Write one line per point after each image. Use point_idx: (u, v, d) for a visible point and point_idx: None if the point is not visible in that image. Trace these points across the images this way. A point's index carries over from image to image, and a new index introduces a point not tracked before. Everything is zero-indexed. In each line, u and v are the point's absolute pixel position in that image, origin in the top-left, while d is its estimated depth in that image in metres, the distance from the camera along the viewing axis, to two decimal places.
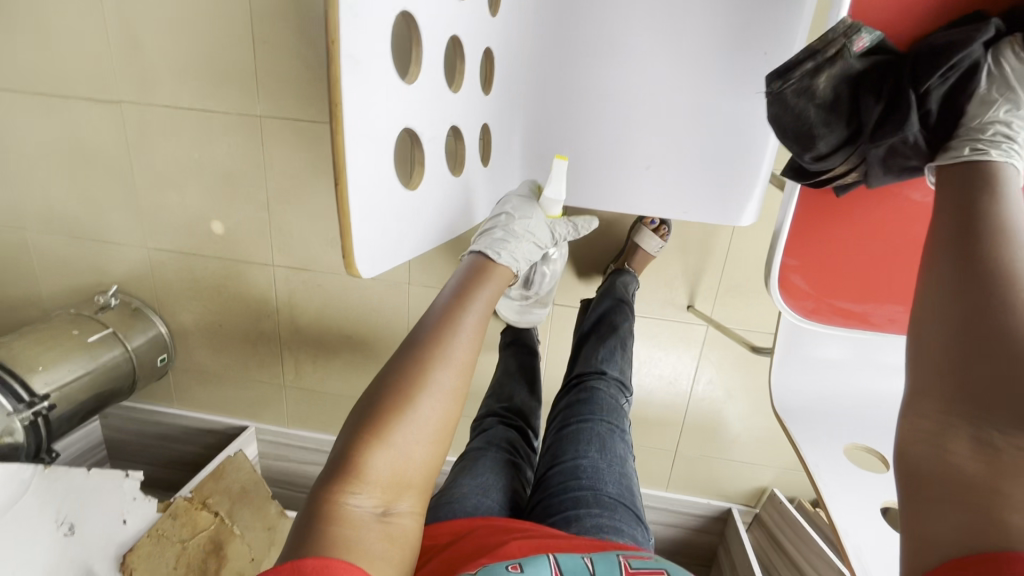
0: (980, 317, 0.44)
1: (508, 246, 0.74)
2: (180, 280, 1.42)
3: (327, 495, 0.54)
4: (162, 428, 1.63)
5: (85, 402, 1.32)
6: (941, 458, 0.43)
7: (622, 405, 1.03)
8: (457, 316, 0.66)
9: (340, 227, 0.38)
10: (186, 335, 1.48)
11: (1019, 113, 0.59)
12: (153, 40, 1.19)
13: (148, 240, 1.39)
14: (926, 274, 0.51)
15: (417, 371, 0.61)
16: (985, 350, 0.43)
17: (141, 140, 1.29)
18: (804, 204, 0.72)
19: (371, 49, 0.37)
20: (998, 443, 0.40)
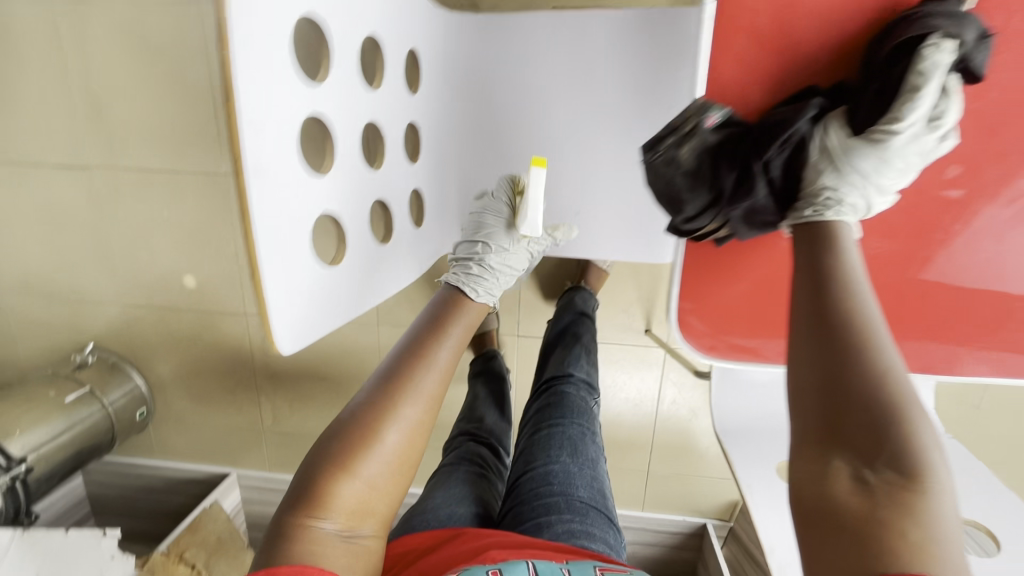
0: (845, 363, 0.49)
1: (485, 281, 0.77)
2: (155, 334, 1.45)
3: (295, 518, 0.56)
4: (145, 480, 1.64)
5: (64, 463, 1.34)
6: (827, 493, 0.45)
7: (592, 406, 1.07)
8: (429, 347, 0.68)
9: (259, 310, 0.42)
10: (164, 387, 1.51)
11: (845, 178, 0.62)
12: (119, 108, 1.25)
13: (122, 297, 1.43)
14: (796, 321, 0.55)
15: (387, 401, 0.63)
16: (853, 394, 0.47)
17: (112, 202, 1.34)
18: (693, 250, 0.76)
19: (279, 155, 0.42)
20: (872, 479, 0.44)
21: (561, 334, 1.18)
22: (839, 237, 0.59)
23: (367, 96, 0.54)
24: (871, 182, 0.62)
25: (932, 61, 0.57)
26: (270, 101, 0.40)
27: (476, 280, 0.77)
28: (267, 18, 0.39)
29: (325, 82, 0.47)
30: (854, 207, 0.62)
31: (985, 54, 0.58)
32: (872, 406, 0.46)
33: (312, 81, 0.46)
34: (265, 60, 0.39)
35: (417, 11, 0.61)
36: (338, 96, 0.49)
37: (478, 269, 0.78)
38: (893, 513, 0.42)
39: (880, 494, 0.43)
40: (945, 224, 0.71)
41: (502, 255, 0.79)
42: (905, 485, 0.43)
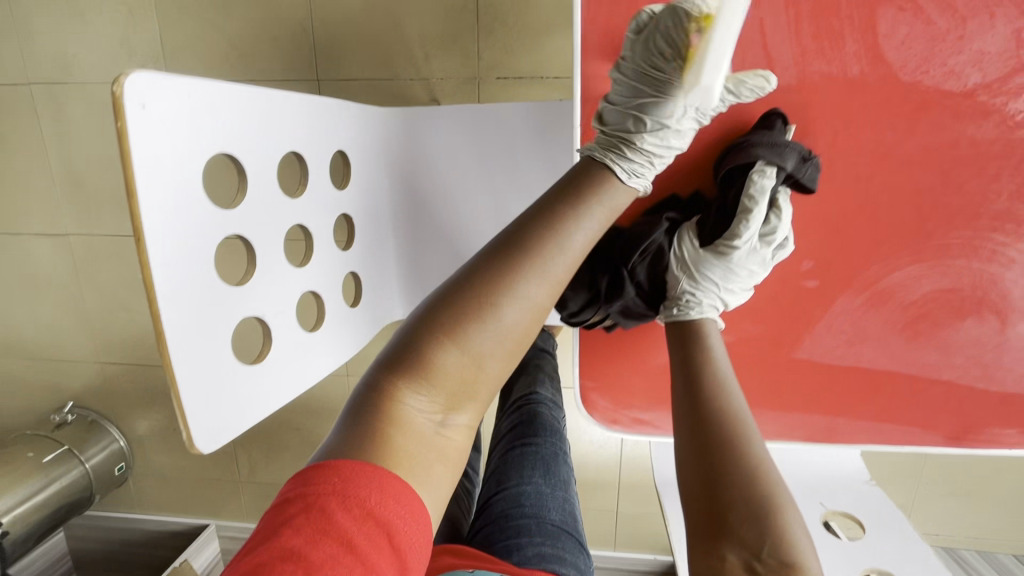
0: (724, 462, 0.57)
1: (638, 167, 0.68)
2: (133, 389, 1.49)
3: (397, 385, 0.56)
4: (126, 533, 1.66)
5: (42, 522, 1.37)
6: None
7: (560, 426, 1.12)
8: (560, 226, 0.62)
9: (176, 415, 0.47)
10: (143, 441, 1.54)
11: (699, 286, 0.73)
12: (96, 178, 1.31)
13: (100, 355, 1.47)
14: (681, 425, 0.63)
15: (505, 278, 0.59)
16: (732, 492, 0.54)
17: (89, 265, 1.39)
18: (590, 338, 0.84)
19: (194, 276, 0.47)
20: (758, 564, 0.51)
21: (524, 365, 1.24)
22: (708, 337, 0.71)
23: (289, 204, 0.60)
24: (726, 285, 0.73)
25: (758, 187, 0.69)
26: (183, 236, 0.46)
27: (630, 165, 0.68)
28: (178, 169, 0.45)
29: (239, 205, 0.53)
30: (712, 307, 0.73)
31: (810, 172, 0.71)
32: (752, 500, 0.53)
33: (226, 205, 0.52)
34: (175, 203, 0.45)
35: (343, 119, 0.68)
36: (256, 211, 0.55)
37: (631, 152, 0.68)
38: None
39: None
40: (811, 309, 0.79)
41: (660, 134, 0.70)
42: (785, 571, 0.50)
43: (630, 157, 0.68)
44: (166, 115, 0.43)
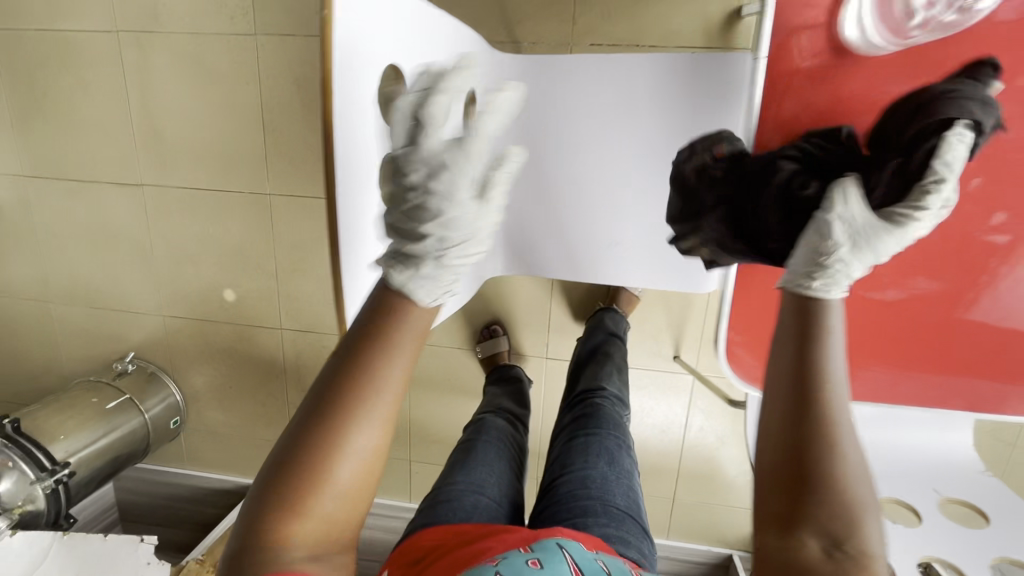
0: (816, 440, 0.51)
1: (440, 280, 0.54)
2: (193, 344, 1.50)
3: (248, 568, 0.48)
4: (175, 488, 1.67)
5: (104, 467, 1.38)
6: (798, 567, 0.48)
7: (624, 422, 1.05)
8: (372, 360, 0.51)
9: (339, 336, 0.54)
10: (198, 397, 1.54)
11: (850, 249, 0.61)
12: (174, 130, 1.31)
13: (164, 308, 1.48)
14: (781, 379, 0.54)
15: (322, 424, 0.50)
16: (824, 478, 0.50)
17: (160, 218, 1.40)
18: (740, 293, 0.84)
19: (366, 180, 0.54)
20: (838, 552, 0.48)
21: (594, 350, 1.19)
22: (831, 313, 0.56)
23: None
24: (865, 249, 0.62)
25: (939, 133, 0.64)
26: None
27: (438, 281, 0.54)
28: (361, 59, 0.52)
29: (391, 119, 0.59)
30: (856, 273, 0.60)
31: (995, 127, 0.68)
32: (835, 478, 0.50)
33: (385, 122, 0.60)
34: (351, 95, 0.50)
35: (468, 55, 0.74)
36: None
37: (430, 264, 0.54)
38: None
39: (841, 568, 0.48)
40: (992, 266, 0.76)
41: (459, 243, 0.56)
42: (861, 558, 0.48)
43: (437, 273, 0.54)
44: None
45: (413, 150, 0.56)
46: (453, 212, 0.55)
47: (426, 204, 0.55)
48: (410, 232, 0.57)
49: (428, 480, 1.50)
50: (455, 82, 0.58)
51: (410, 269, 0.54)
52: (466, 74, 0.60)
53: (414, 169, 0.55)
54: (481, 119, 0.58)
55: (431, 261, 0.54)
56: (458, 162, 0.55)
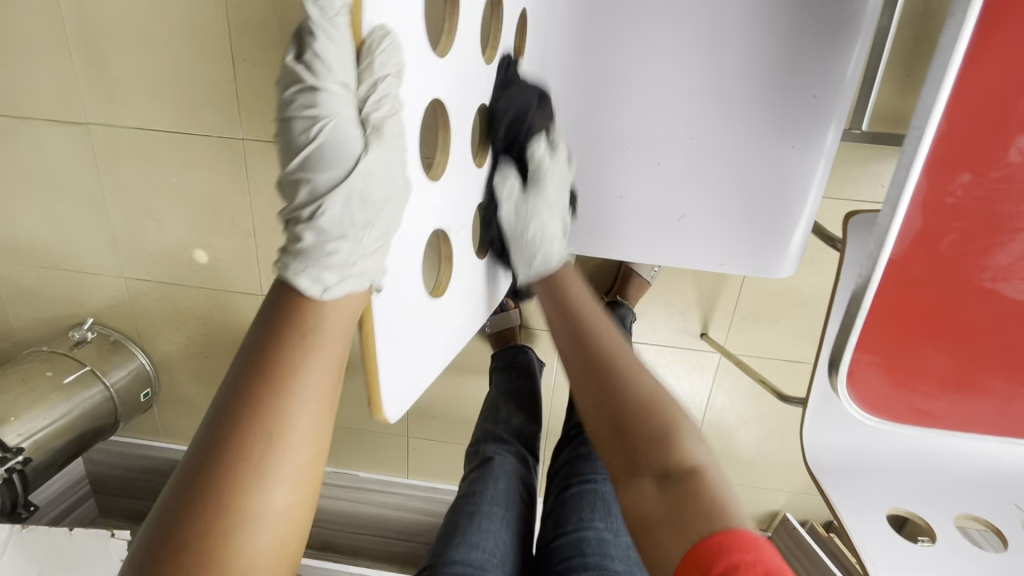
0: (615, 388, 0.63)
1: (339, 259, 0.47)
2: (161, 310, 1.33)
3: None
4: (151, 460, 1.55)
5: (65, 449, 1.24)
6: (640, 503, 0.57)
7: None
8: (276, 396, 0.44)
9: (369, 380, 0.51)
10: (170, 365, 1.39)
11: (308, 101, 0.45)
12: (121, 56, 1.08)
13: (126, 269, 1.29)
14: (578, 381, 0.67)
15: (222, 506, 0.43)
16: (621, 420, 0.62)
17: (111, 164, 1.19)
18: (884, 305, 0.65)
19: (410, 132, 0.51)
20: (668, 482, 0.56)
21: None
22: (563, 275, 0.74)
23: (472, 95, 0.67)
24: (553, 221, 0.73)
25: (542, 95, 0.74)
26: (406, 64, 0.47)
27: (321, 272, 0.47)
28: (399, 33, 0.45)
29: (446, 54, 0.54)
30: (553, 233, 0.72)
31: None
32: (646, 412, 0.61)
33: (435, 52, 0.54)
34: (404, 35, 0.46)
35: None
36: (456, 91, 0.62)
37: (310, 235, 0.48)
38: (687, 488, 0.55)
39: (674, 492, 0.55)
40: None
41: (341, 205, 0.47)
42: (688, 477, 0.56)
43: (311, 256, 0.47)
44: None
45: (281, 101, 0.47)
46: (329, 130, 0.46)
47: (312, 164, 0.47)
48: (291, 198, 0.49)
49: (428, 456, 1.41)
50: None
51: (289, 257, 0.48)
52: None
53: (290, 124, 0.47)
54: (371, 55, 0.44)
55: (310, 234, 0.48)
56: (336, 101, 0.46)
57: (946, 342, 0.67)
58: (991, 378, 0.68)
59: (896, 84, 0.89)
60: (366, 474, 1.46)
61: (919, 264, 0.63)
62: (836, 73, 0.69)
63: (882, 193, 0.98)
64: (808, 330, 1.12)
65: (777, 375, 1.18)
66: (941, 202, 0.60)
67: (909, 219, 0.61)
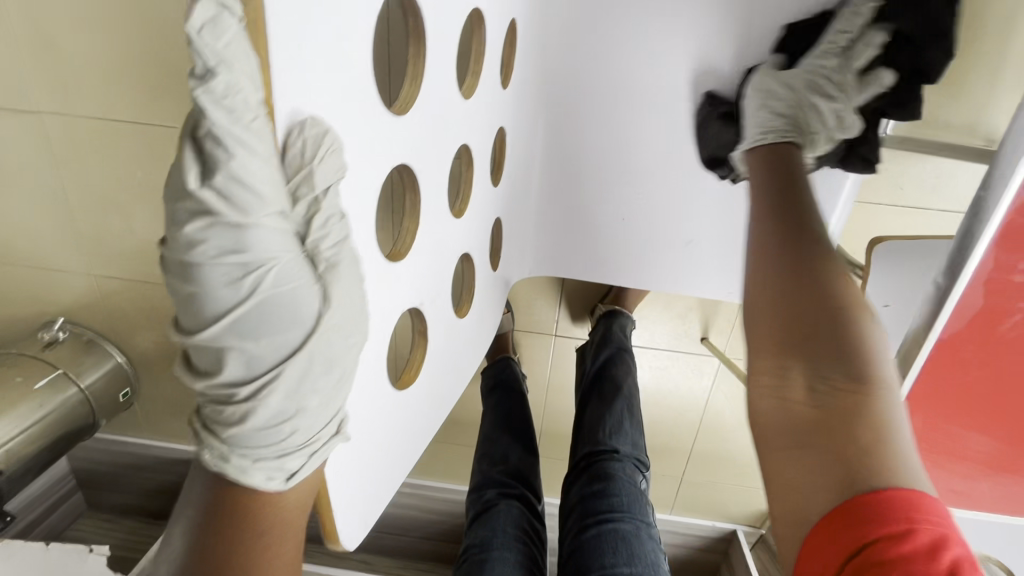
0: (822, 274, 0.56)
1: (298, 431, 0.42)
2: (137, 309, 1.27)
3: None
4: (136, 457, 1.51)
5: (41, 453, 1.20)
6: (789, 404, 0.52)
7: (642, 488, 0.84)
8: None
9: (321, 509, 0.51)
10: (150, 364, 1.34)
11: (239, 259, 0.37)
12: (71, 39, 0.98)
13: (97, 267, 1.22)
14: (766, 247, 0.61)
15: None
16: (812, 301, 0.54)
17: (70, 156, 1.09)
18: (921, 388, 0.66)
19: (364, 214, 0.48)
20: (824, 386, 0.50)
21: (604, 374, 0.96)
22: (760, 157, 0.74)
23: (459, 109, 0.60)
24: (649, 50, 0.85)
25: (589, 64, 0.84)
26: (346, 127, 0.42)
27: (280, 459, 0.42)
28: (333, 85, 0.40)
29: (403, 114, 0.49)
30: None
31: None
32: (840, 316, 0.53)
33: (389, 109, 0.49)
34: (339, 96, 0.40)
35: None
36: (440, 110, 0.55)
37: (255, 417, 0.40)
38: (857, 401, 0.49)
39: (836, 398, 0.49)
40: None
41: (299, 375, 0.41)
42: (858, 391, 0.49)
43: (264, 441, 0.41)
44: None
45: (189, 250, 0.36)
46: (272, 290, 0.38)
47: (247, 334, 0.39)
48: (214, 373, 0.40)
49: None
50: (239, 94, 0.32)
51: (230, 448, 0.41)
52: (233, 13, 0.31)
53: (217, 280, 0.37)
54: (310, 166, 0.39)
55: (258, 416, 0.40)
56: (276, 242, 0.38)
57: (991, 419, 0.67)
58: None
59: None
60: None
61: (973, 347, 0.62)
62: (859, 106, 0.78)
63: (900, 196, 0.91)
64: None
65: None
66: (1006, 280, 0.57)
67: (966, 298, 0.59)
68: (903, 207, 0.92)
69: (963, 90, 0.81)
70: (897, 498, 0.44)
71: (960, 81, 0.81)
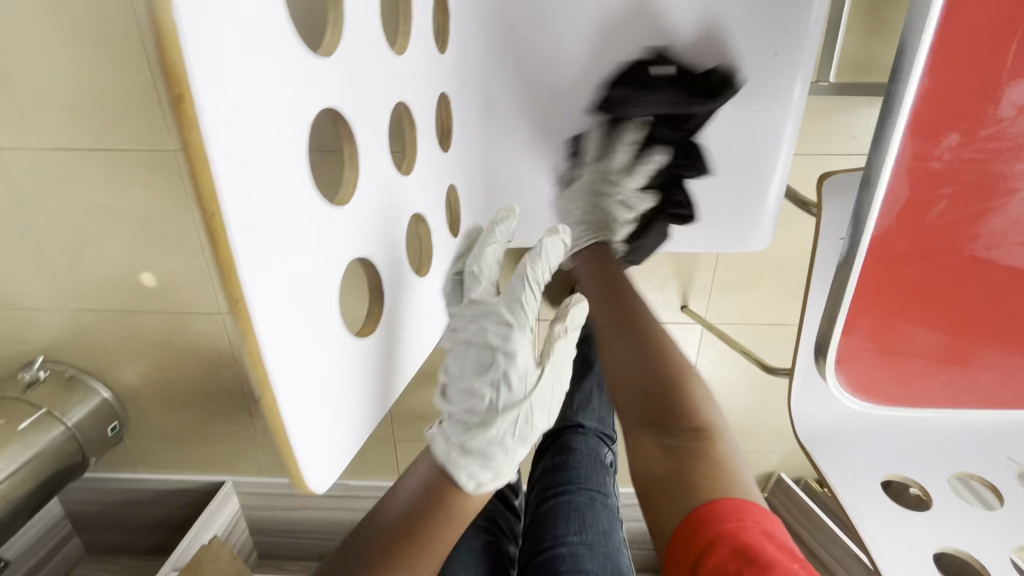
0: (648, 342, 0.65)
1: (517, 437, 0.61)
2: (117, 340, 1.25)
3: None
4: (130, 493, 1.49)
5: (29, 495, 1.18)
6: (646, 462, 0.56)
7: (605, 464, 0.84)
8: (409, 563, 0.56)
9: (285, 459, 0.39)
10: (136, 396, 1.33)
11: (513, 331, 0.61)
12: (25, 71, 0.98)
13: (72, 301, 1.21)
14: (608, 330, 0.70)
15: None
16: (647, 367, 0.62)
17: (34, 191, 1.09)
18: (869, 286, 0.64)
19: (369, 161, 0.46)
20: (671, 441, 0.56)
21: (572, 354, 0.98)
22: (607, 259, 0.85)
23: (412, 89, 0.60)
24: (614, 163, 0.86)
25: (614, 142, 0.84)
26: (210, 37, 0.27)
27: (500, 462, 0.60)
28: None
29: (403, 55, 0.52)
30: None
31: None
32: (666, 375, 0.61)
33: (316, 49, 0.39)
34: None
35: None
36: None
37: (495, 427, 0.59)
38: (697, 449, 0.55)
39: (678, 449, 0.55)
40: None
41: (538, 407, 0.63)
42: (695, 436, 0.56)
43: (497, 440, 0.59)
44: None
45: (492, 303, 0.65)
46: (522, 343, 0.61)
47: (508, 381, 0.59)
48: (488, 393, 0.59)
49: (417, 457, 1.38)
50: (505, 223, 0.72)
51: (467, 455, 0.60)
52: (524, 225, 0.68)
53: (515, 342, 0.60)
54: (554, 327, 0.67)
55: (509, 417, 0.59)
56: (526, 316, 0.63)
57: (934, 318, 0.67)
58: (980, 340, 0.68)
59: (862, 29, 0.84)
60: (356, 483, 1.43)
61: (907, 241, 0.61)
62: (792, 34, 0.72)
63: (854, 145, 0.94)
64: (790, 292, 1.09)
65: (761, 341, 1.15)
66: (927, 168, 0.57)
67: (892, 190, 0.58)
68: (858, 155, 0.94)
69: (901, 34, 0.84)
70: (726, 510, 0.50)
71: (897, 26, 0.83)
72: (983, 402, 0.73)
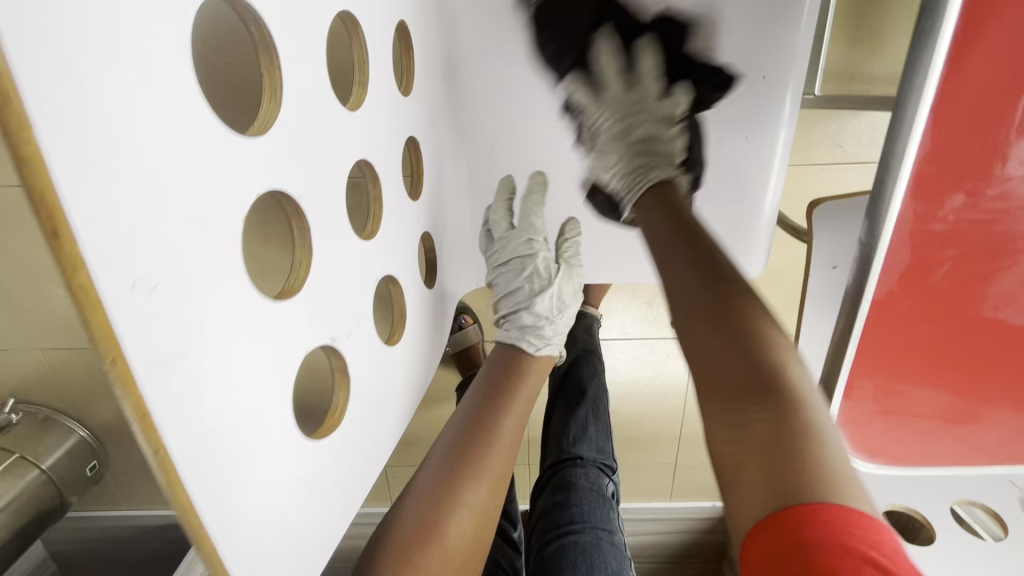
0: (743, 299, 0.43)
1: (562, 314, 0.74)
2: (91, 377, 1.21)
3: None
4: (114, 531, 1.44)
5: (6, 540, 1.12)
6: (705, 441, 0.42)
7: (607, 495, 0.82)
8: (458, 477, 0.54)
9: None
10: (114, 433, 1.28)
11: (536, 234, 0.73)
12: None
13: (41, 340, 1.16)
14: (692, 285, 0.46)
15: (421, 537, 0.50)
16: (725, 328, 0.42)
17: None
18: (869, 344, 0.62)
19: (329, 224, 0.43)
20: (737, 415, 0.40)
21: (565, 378, 0.94)
22: None
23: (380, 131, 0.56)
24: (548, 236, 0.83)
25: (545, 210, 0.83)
26: (87, 157, 0.23)
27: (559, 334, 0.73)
28: (61, 30, 0.22)
29: (357, 110, 0.46)
30: None
31: None
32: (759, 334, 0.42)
33: (244, 134, 0.35)
34: (39, 95, 0.21)
35: None
36: None
37: (541, 304, 0.72)
38: (788, 414, 0.39)
39: (750, 422, 0.39)
40: None
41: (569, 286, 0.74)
42: (769, 411, 0.39)
43: (548, 314, 0.72)
44: (165, 7, 0.28)
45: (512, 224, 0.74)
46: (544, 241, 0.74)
47: (541, 272, 0.73)
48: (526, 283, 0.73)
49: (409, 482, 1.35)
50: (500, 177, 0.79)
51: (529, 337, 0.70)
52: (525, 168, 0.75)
53: (539, 236, 0.73)
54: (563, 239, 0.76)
55: (546, 299, 0.72)
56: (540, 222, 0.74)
57: (940, 374, 0.64)
58: (988, 394, 0.65)
59: (845, 37, 0.81)
60: None
61: (909, 302, 0.59)
62: (783, 62, 0.66)
63: (841, 154, 0.91)
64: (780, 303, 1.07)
65: None
66: (929, 231, 0.54)
67: (895, 253, 0.56)
68: (845, 165, 0.92)
69: (884, 42, 0.81)
70: (828, 513, 0.34)
71: (880, 33, 0.81)
72: (989, 460, 0.70)
